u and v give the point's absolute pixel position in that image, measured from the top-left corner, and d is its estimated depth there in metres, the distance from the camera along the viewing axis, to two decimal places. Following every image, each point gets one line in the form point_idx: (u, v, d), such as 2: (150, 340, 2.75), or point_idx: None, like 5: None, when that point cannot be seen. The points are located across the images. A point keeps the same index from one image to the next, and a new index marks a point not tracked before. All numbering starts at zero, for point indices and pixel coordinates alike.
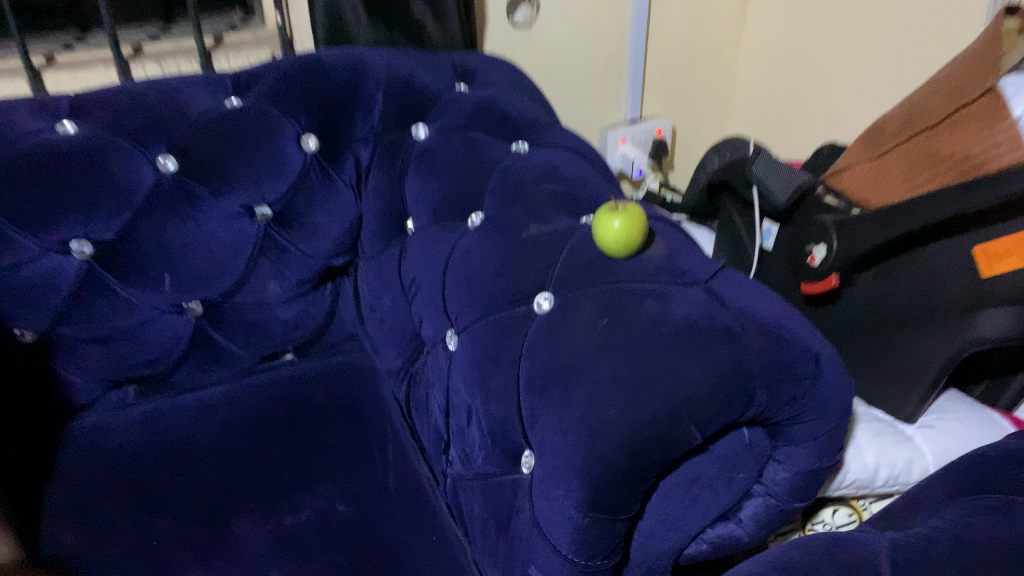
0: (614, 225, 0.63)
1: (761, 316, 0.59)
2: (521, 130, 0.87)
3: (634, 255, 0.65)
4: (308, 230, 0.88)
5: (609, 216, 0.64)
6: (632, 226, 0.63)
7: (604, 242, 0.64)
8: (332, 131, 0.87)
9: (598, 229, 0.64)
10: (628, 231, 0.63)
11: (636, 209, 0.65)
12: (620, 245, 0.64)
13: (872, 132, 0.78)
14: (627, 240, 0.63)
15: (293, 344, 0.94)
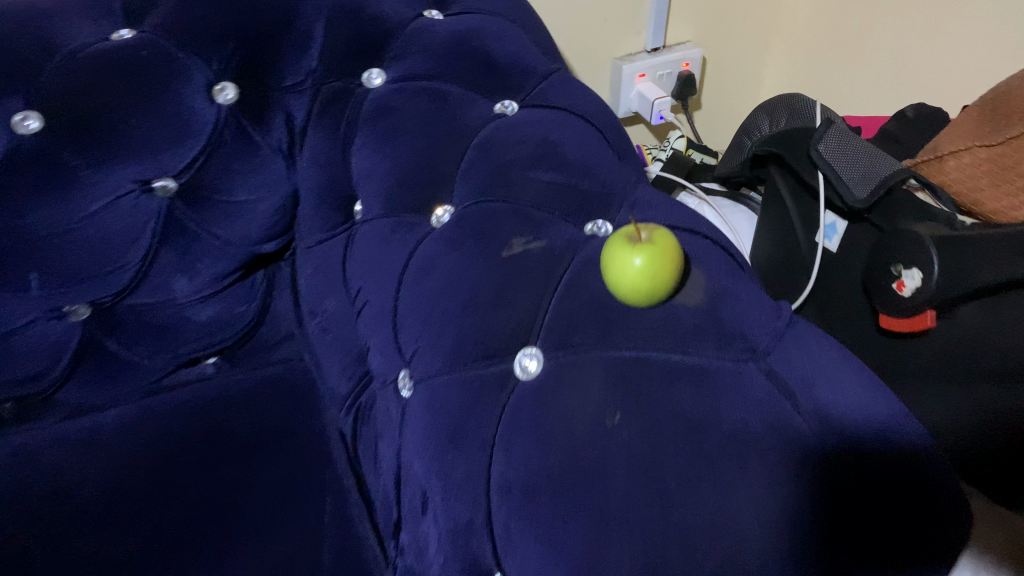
0: (636, 262, 0.43)
1: (851, 424, 0.40)
2: (511, 83, 0.65)
3: (660, 304, 0.46)
4: (227, 211, 0.67)
5: (628, 248, 0.44)
6: (663, 265, 0.44)
7: (620, 285, 0.45)
8: (257, 78, 0.64)
9: (611, 265, 0.45)
10: (656, 272, 0.44)
11: (666, 236, 0.45)
12: (644, 290, 0.44)
13: (988, 108, 0.58)
14: (655, 284, 0.44)
15: (215, 348, 0.74)
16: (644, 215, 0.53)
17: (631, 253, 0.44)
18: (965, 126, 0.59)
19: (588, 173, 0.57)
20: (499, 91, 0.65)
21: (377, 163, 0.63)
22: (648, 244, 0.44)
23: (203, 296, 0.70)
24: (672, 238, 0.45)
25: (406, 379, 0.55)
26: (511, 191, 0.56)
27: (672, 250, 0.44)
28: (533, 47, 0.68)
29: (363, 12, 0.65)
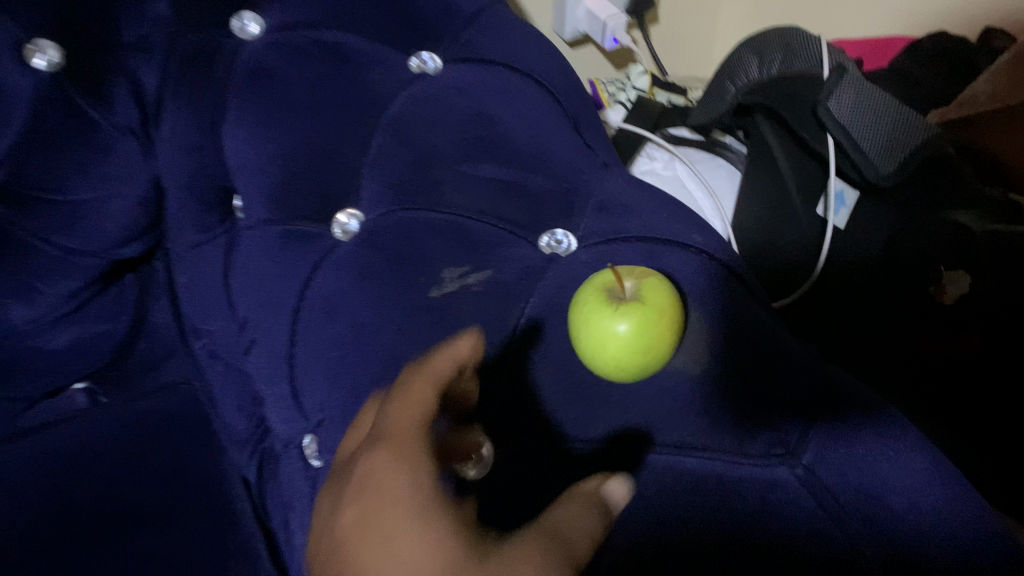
0: (620, 327, 0.36)
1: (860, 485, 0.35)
2: (429, 24, 0.49)
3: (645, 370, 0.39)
4: (68, 215, 0.51)
5: (609, 311, 0.36)
6: (651, 334, 0.36)
7: (599, 354, 0.37)
8: (83, 37, 0.47)
9: (586, 330, 0.37)
10: (642, 344, 0.36)
11: (658, 295, 0.37)
12: (627, 364, 0.36)
13: None
14: (641, 358, 0.36)
15: (81, 376, 0.59)
16: (612, 225, 0.44)
17: (612, 317, 0.36)
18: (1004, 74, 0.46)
19: (540, 166, 0.45)
20: (415, 40, 0.48)
21: (252, 153, 0.46)
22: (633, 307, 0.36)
23: (54, 320, 0.54)
24: (666, 298, 0.37)
25: (313, 448, 0.43)
26: (439, 196, 0.43)
27: (663, 314, 0.37)
28: None
29: None
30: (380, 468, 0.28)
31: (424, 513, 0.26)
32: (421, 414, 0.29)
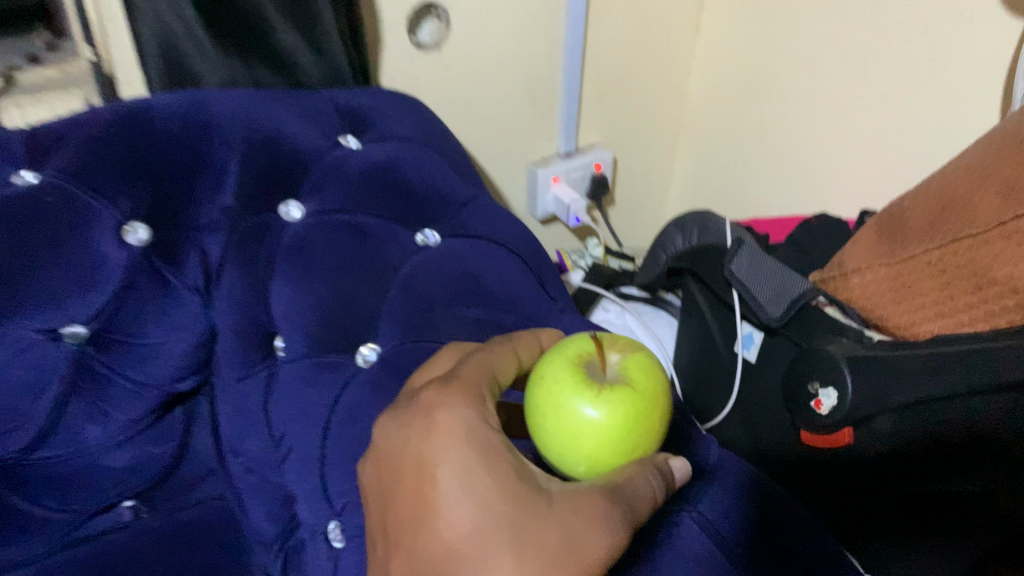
0: (592, 414, 0.53)
1: None
2: (428, 209, 0.67)
3: (593, 447, 0.54)
4: (140, 355, 0.64)
5: (592, 399, 0.53)
6: (631, 437, 0.54)
7: (575, 428, 0.54)
8: (168, 216, 0.63)
9: (566, 408, 0.54)
10: (616, 441, 0.53)
11: (633, 384, 0.55)
12: (591, 454, 0.54)
13: (889, 224, 0.62)
14: (612, 456, 0.54)
15: (132, 493, 0.70)
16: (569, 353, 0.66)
17: (592, 403, 0.53)
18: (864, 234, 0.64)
19: (511, 308, 0.67)
20: (418, 219, 0.66)
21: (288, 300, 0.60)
22: (610, 403, 0.53)
23: (118, 442, 0.66)
24: (652, 394, 0.55)
25: (339, 530, 0.56)
26: (434, 328, 0.62)
27: (637, 419, 0.54)
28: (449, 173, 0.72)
29: (278, 143, 0.68)
30: (450, 412, 0.50)
31: (479, 447, 0.49)
32: (474, 391, 0.52)
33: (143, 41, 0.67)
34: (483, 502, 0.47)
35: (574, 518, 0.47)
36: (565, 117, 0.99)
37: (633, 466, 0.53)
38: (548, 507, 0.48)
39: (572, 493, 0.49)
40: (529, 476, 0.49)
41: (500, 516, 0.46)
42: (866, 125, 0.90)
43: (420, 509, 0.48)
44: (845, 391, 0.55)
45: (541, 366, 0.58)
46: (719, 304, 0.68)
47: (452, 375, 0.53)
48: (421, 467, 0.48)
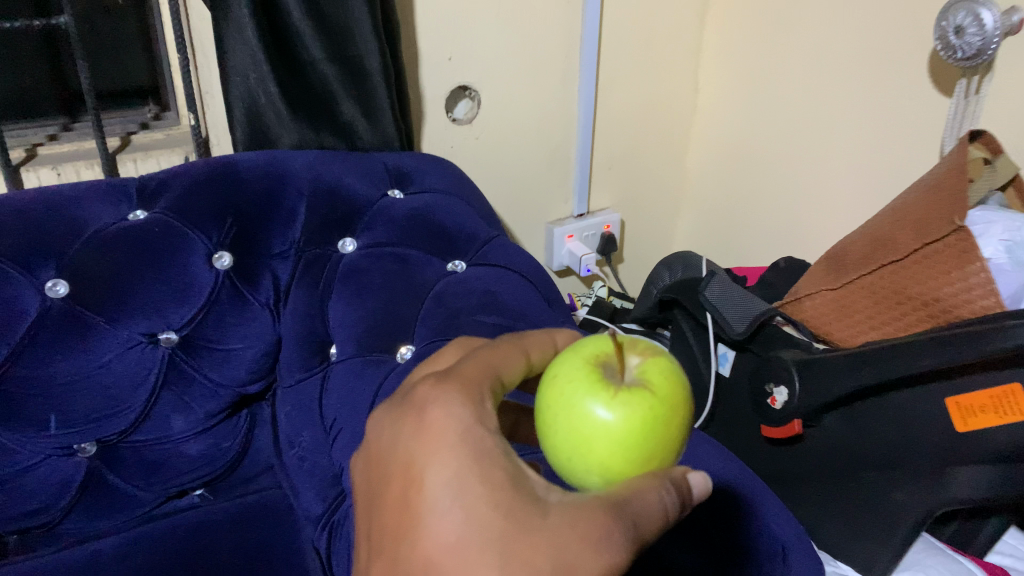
0: (604, 414, 0.47)
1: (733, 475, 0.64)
2: (458, 244, 0.83)
3: (605, 454, 0.48)
4: (218, 358, 0.79)
5: (606, 398, 0.48)
6: (648, 444, 0.48)
7: (585, 429, 0.48)
8: (247, 246, 0.79)
9: (576, 410, 0.49)
10: (631, 447, 0.47)
11: (656, 387, 0.49)
12: (603, 463, 0.48)
13: (831, 258, 0.75)
14: (627, 464, 0.48)
15: (203, 481, 0.83)
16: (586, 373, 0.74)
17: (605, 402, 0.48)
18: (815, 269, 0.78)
19: None
20: (449, 252, 0.82)
21: (346, 309, 0.78)
22: (626, 403, 0.47)
23: (194, 432, 0.80)
24: (673, 398, 0.49)
25: None
26: (459, 328, 0.73)
27: (659, 425, 0.48)
28: (475, 218, 0.87)
29: (339, 191, 0.83)
30: (442, 413, 0.48)
31: (473, 450, 0.46)
32: (473, 389, 0.50)
33: (232, 108, 0.83)
34: (471, 511, 0.44)
35: (570, 537, 0.43)
36: (579, 183, 1.16)
37: (647, 478, 0.47)
38: (542, 521, 0.44)
39: (571, 506, 0.45)
40: (526, 483, 0.46)
41: (489, 528, 0.43)
42: (828, 186, 1.05)
43: (409, 513, 0.46)
44: (793, 390, 0.68)
45: (556, 367, 0.52)
46: (698, 329, 0.81)
47: (452, 373, 0.52)
48: (411, 469, 0.47)
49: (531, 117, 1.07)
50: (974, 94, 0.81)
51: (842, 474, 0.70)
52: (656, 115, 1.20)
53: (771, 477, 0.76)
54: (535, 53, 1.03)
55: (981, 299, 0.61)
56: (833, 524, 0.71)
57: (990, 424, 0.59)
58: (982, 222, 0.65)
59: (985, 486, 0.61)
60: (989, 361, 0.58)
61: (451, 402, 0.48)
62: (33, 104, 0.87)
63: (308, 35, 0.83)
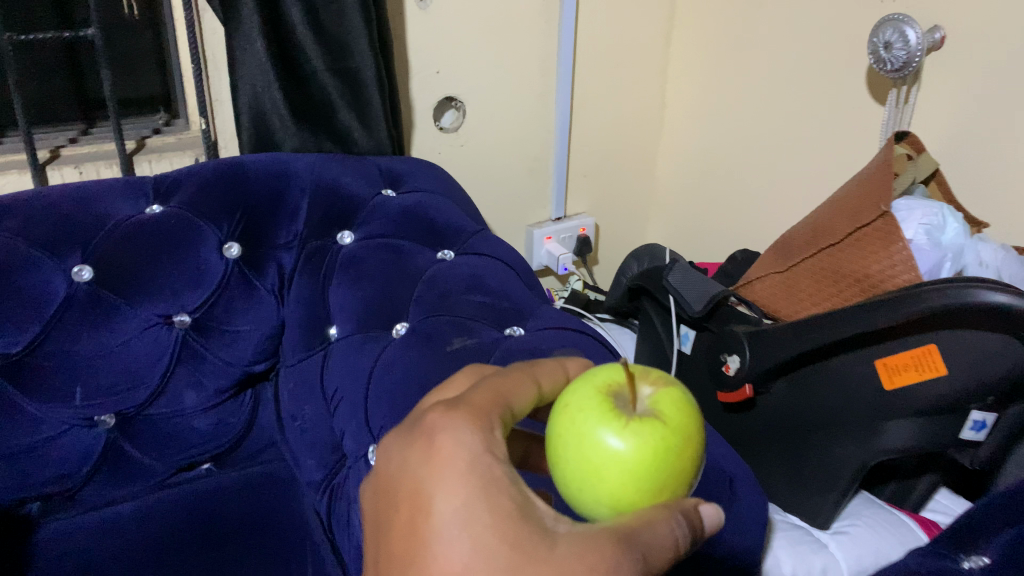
0: (617, 444, 0.44)
1: None
2: (447, 238, 0.92)
3: (616, 487, 0.44)
4: (227, 338, 0.86)
5: (620, 427, 0.45)
6: (662, 477, 0.44)
7: (597, 459, 0.45)
8: (254, 238, 0.87)
9: (586, 437, 0.45)
10: (643, 479, 0.44)
11: (673, 416, 0.46)
12: (612, 495, 0.45)
13: (780, 244, 0.85)
14: (639, 496, 0.44)
15: (211, 455, 0.89)
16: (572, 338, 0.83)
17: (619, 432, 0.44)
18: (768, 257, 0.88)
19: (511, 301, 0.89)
20: (439, 243, 0.91)
21: (346, 293, 0.86)
22: (640, 432, 0.44)
23: (205, 407, 0.87)
24: (688, 427, 0.46)
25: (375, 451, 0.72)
26: (450, 305, 0.82)
27: (674, 457, 0.45)
28: (461, 215, 0.96)
29: (339, 189, 0.91)
30: (452, 443, 0.44)
31: (482, 480, 0.43)
32: (485, 418, 0.47)
33: (240, 115, 0.91)
34: (479, 543, 0.41)
35: (581, 572, 0.40)
36: (557, 188, 1.27)
37: (657, 509, 0.44)
38: (551, 554, 0.41)
39: (581, 538, 0.42)
40: (535, 514, 0.43)
41: (496, 564, 0.40)
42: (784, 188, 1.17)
43: (412, 548, 0.42)
44: (745, 358, 0.77)
45: (569, 395, 0.49)
46: (664, 312, 0.91)
47: (460, 399, 0.48)
48: (417, 496, 0.43)
49: (513, 126, 1.17)
50: (906, 102, 0.96)
51: (792, 434, 0.79)
52: (629, 124, 1.32)
53: (734, 441, 0.86)
54: (514, 69, 1.13)
55: (904, 272, 0.70)
56: (788, 481, 0.80)
57: (913, 379, 0.68)
58: (906, 208, 0.74)
59: (912, 435, 0.70)
60: (910, 324, 0.67)
61: (461, 431, 0.45)
62: (54, 110, 0.94)
63: (312, 50, 0.91)
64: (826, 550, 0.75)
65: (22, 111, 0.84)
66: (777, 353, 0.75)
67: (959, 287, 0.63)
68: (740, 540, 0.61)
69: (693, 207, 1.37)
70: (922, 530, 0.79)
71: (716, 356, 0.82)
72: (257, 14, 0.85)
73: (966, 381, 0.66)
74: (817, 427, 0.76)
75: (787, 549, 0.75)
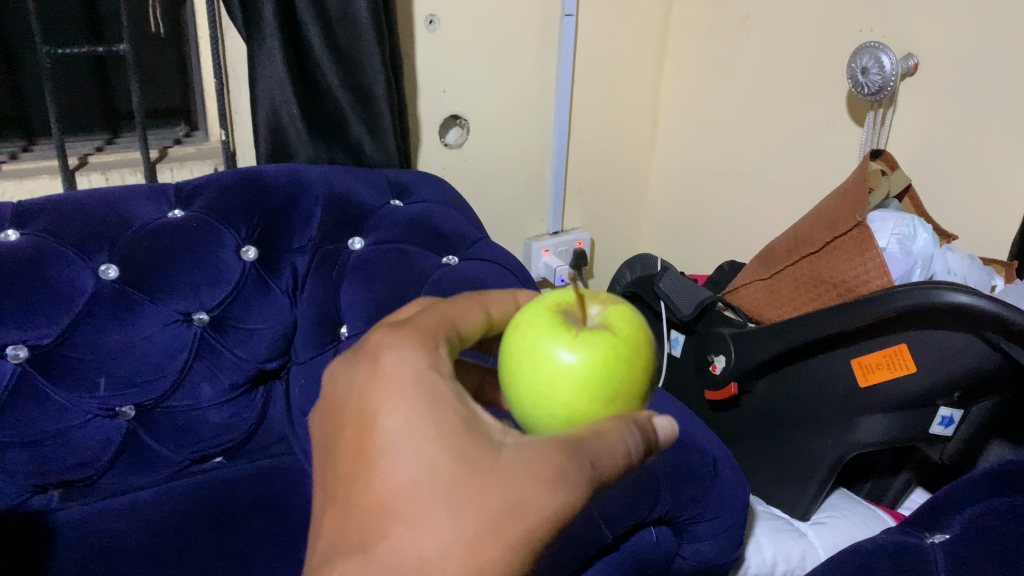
0: (569, 357, 0.50)
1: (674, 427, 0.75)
2: (452, 243, 1.02)
3: (569, 396, 0.50)
4: (243, 335, 0.90)
5: (572, 342, 0.51)
6: (611, 384, 0.51)
7: (550, 371, 0.51)
8: (270, 242, 0.92)
9: (541, 354, 0.51)
10: (594, 385, 0.50)
11: (620, 332, 0.53)
12: (565, 404, 0.51)
13: (764, 252, 0.93)
14: (591, 405, 0.50)
15: (223, 448, 0.92)
16: None
17: (571, 345, 0.51)
18: (754, 265, 0.97)
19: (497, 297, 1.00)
20: (443, 249, 1.01)
21: (357, 292, 0.94)
22: (589, 345, 0.51)
23: (220, 401, 0.90)
24: (635, 340, 0.53)
25: None
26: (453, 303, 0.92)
27: (621, 366, 0.51)
28: (464, 223, 1.05)
29: (350, 198, 0.98)
30: (394, 363, 0.49)
31: (426, 395, 0.47)
32: (428, 340, 0.51)
33: (258, 127, 0.97)
34: (423, 455, 0.45)
35: (523, 479, 0.45)
36: (553, 203, 1.34)
37: (609, 420, 0.50)
38: (495, 462, 0.46)
39: (525, 448, 0.47)
40: (481, 428, 0.47)
41: (439, 470, 0.45)
42: (770, 203, 1.27)
43: (354, 458, 0.47)
44: (730, 357, 0.86)
45: (525, 319, 0.55)
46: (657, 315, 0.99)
47: (404, 324, 0.53)
48: (364, 416, 0.48)
49: (514, 143, 1.25)
50: (882, 123, 1.06)
51: (776, 431, 0.88)
52: (620, 141, 1.40)
53: (724, 436, 0.95)
54: (514, 90, 1.20)
55: (875, 279, 0.78)
56: (772, 475, 0.90)
57: (885, 376, 0.75)
58: (879, 220, 0.84)
59: (884, 431, 0.77)
60: (881, 325, 0.74)
61: (405, 350, 0.50)
62: (82, 121, 1.01)
63: (327, 67, 0.97)
64: (804, 539, 0.85)
65: (57, 120, 0.90)
66: (759, 356, 0.83)
67: (925, 289, 0.69)
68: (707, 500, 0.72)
69: (682, 219, 1.46)
70: (892, 521, 0.88)
71: (704, 355, 0.90)
72: (278, 33, 0.90)
73: (932, 381, 0.73)
74: (799, 426, 0.85)
75: (770, 536, 0.84)
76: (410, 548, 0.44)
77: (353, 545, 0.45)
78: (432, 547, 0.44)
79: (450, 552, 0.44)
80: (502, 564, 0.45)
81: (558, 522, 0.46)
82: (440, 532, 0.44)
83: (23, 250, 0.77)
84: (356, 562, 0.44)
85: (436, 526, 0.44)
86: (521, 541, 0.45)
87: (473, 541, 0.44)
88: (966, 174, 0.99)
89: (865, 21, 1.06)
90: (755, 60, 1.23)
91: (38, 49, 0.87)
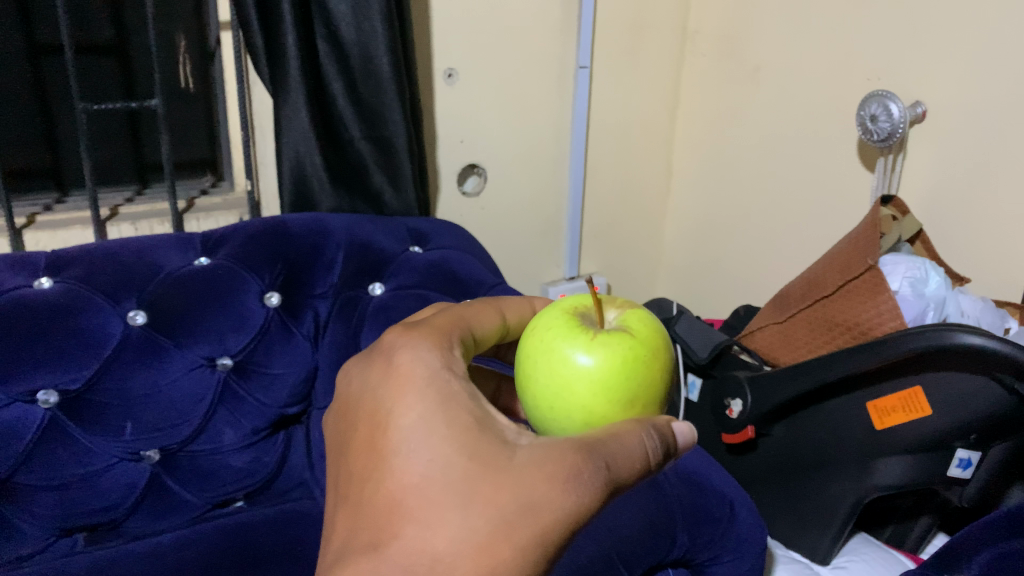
0: (588, 358, 0.53)
1: (684, 468, 0.75)
2: (470, 288, 1.04)
3: (587, 396, 0.52)
4: (265, 380, 0.91)
5: (591, 344, 0.53)
6: (629, 386, 0.53)
7: (568, 372, 0.53)
8: (294, 288, 0.94)
9: (560, 356, 0.54)
10: (612, 387, 0.52)
11: (640, 335, 0.55)
12: (582, 405, 0.53)
13: (778, 295, 0.95)
14: (608, 406, 0.53)
15: (244, 491, 0.90)
16: None
17: (590, 347, 0.53)
18: (769, 309, 0.99)
19: None
20: (461, 293, 1.03)
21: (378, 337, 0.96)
22: (609, 347, 0.53)
23: (242, 445, 0.90)
24: (652, 342, 0.55)
25: None
26: None
27: (639, 367, 0.53)
28: (481, 268, 1.08)
29: (371, 246, 1.01)
30: (408, 364, 0.51)
31: (440, 394, 0.49)
32: (439, 341, 0.54)
33: (283, 177, 0.99)
34: (439, 452, 0.47)
35: (536, 478, 0.46)
36: (568, 249, 1.36)
37: (627, 424, 0.51)
38: (510, 461, 0.47)
39: (540, 447, 0.48)
40: (494, 428, 0.49)
41: (452, 468, 0.46)
42: (784, 248, 1.28)
43: (368, 456, 0.49)
44: (747, 402, 0.87)
45: (544, 322, 0.58)
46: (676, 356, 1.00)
47: (418, 327, 0.56)
48: (378, 414, 0.50)
49: (530, 190, 1.27)
50: (892, 169, 1.08)
51: (794, 475, 0.88)
52: (635, 189, 1.43)
53: (743, 481, 0.96)
54: (529, 140, 1.23)
55: (888, 321, 0.80)
56: (792, 522, 0.90)
57: (901, 420, 0.76)
58: (891, 263, 0.85)
59: (903, 473, 0.78)
60: (896, 368, 0.75)
61: (418, 349, 0.52)
62: (113, 174, 1.05)
63: (350, 120, 1.01)
64: None
65: (89, 171, 0.94)
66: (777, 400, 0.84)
67: (933, 331, 0.70)
68: (724, 537, 0.72)
69: (697, 264, 1.48)
70: (914, 563, 0.88)
71: (719, 397, 0.91)
72: (303, 88, 0.94)
73: (949, 422, 0.73)
74: (818, 471, 0.85)
75: None
76: (421, 547, 0.45)
77: (364, 544, 0.46)
78: (443, 546, 0.44)
79: (462, 550, 0.44)
80: (514, 566, 0.45)
81: (574, 525, 0.47)
82: (454, 530, 0.45)
83: (54, 297, 0.80)
84: (367, 560, 0.45)
85: (449, 524, 0.45)
86: (534, 543, 0.45)
87: (486, 541, 0.45)
88: (978, 218, 1.00)
89: (874, 70, 1.08)
90: (764, 108, 1.26)
91: (75, 104, 0.90)
